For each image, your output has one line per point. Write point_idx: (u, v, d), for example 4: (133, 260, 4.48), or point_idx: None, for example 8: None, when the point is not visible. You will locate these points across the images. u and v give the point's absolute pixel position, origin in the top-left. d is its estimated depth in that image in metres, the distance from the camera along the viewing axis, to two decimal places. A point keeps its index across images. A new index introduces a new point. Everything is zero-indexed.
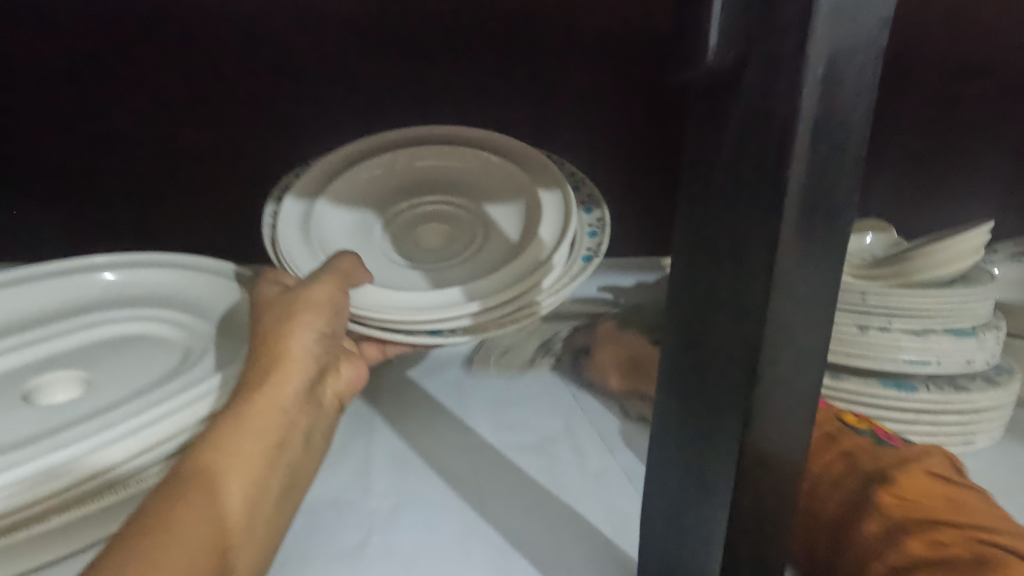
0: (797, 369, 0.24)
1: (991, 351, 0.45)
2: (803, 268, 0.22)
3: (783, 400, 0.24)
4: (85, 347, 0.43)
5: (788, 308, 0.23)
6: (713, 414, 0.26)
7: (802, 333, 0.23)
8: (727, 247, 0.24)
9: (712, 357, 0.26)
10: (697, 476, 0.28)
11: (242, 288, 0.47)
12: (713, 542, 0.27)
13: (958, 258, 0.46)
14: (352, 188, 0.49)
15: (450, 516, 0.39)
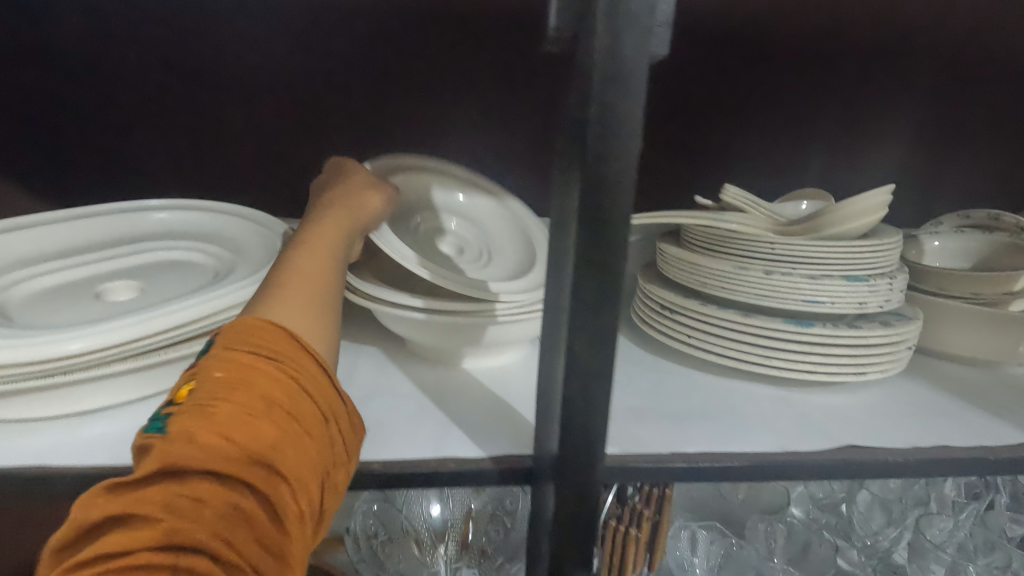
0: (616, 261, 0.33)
1: (880, 295, 0.56)
2: (607, 184, 0.31)
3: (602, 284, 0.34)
4: (139, 266, 0.57)
5: (599, 214, 0.32)
6: (563, 301, 0.36)
7: (612, 234, 0.33)
8: (569, 176, 0.33)
9: (563, 261, 0.35)
10: (556, 352, 0.38)
11: (259, 231, 0.61)
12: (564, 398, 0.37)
13: (855, 214, 0.57)
14: (413, 185, 0.64)
15: (411, 401, 0.51)
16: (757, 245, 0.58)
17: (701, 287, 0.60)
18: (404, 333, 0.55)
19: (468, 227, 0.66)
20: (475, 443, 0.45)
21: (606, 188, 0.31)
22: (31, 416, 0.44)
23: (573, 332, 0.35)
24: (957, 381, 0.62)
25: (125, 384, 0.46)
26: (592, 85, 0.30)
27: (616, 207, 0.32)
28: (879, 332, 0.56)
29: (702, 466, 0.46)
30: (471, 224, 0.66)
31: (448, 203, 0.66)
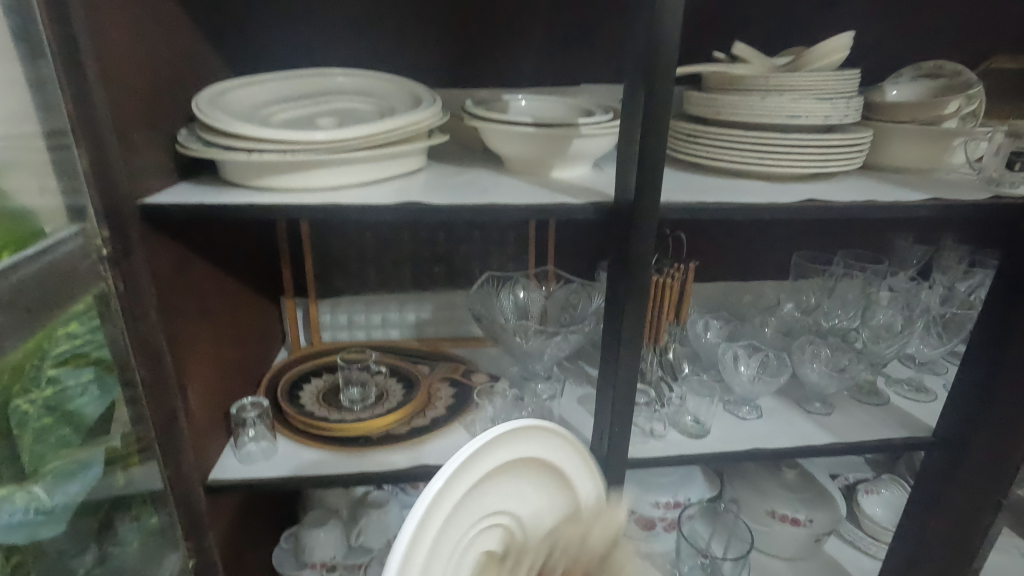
0: (667, 61, 0.61)
1: (841, 111, 0.81)
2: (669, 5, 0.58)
3: (662, 75, 0.61)
4: (329, 108, 0.82)
5: (665, 25, 0.59)
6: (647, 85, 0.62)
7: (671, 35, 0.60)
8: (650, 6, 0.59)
9: (646, 58, 0.61)
10: (636, 122, 0.64)
11: (404, 84, 0.85)
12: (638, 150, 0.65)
13: (828, 53, 0.82)
14: (499, 108, 0.90)
15: (525, 190, 0.79)
16: (758, 80, 0.83)
17: (717, 112, 0.85)
18: (514, 147, 0.83)
19: (541, 105, 0.91)
20: (576, 198, 0.73)
21: (668, 15, 0.59)
22: (296, 186, 0.74)
23: (646, 107, 0.63)
24: (893, 178, 0.89)
25: (345, 171, 0.75)
26: None
27: (668, 31, 0.60)
28: (836, 137, 0.82)
29: (716, 209, 0.75)
30: (544, 106, 0.91)
31: (528, 112, 0.91)
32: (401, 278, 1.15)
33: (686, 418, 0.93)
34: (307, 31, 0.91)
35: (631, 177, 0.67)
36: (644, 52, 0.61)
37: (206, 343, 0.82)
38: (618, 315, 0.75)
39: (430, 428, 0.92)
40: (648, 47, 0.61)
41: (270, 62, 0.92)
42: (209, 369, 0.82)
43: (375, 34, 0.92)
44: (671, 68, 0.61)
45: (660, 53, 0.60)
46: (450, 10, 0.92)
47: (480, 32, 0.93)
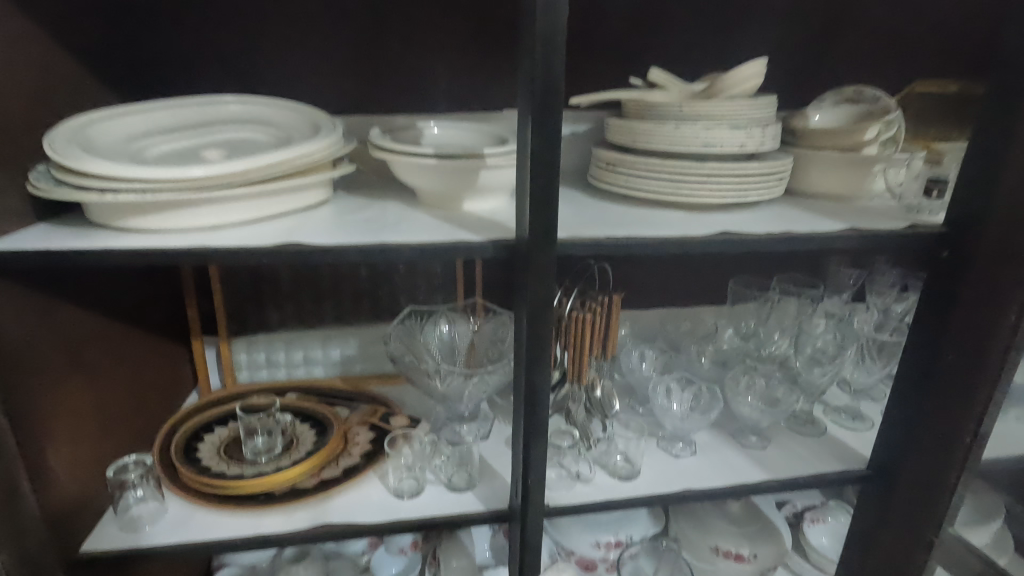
0: (554, 93, 0.59)
1: (756, 138, 0.79)
2: (550, 33, 0.57)
3: (550, 107, 0.59)
4: (219, 138, 0.77)
5: (549, 55, 0.57)
6: (537, 117, 0.59)
7: (555, 67, 0.58)
8: (534, 34, 0.57)
9: (534, 89, 0.59)
10: (530, 153, 0.61)
11: (303, 112, 0.80)
12: (533, 182, 0.62)
13: (741, 79, 0.80)
14: (409, 136, 0.86)
15: (429, 225, 0.74)
16: (672, 108, 0.80)
17: (634, 140, 0.83)
18: (421, 179, 0.78)
19: (454, 134, 0.87)
20: (478, 234, 0.69)
21: (554, 44, 0.57)
22: (171, 226, 0.67)
23: (537, 139, 0.60)
24: (816, 205, 0.87)
25: (229, 209, 0.69)
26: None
27: (552, 62, 0.58)
28: (753, 165, 0.79)
29: (625, 242, 0.71)
30: (458, 135, 0.87)
31: (440, 141, 0.87)
32: (322, 313, 1.08)
33: (616, 460, 0.88)
34: (203, 57, 0.86)
35: (529, 212, 0.63)
36: (532, 82, 0.59)
37: (77, 398, 0.74)
38: (528, 356, 0.70)
39: (339, 479, 0.84)
40: (534, 77, 0.58)
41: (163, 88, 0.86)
42: (81, 427, 0.74)
43: (278, 60, 0.87)
44: (558, 99, 0.59)
45: (548, 85, 0.58)
46: (359, 35, 0.88)
47: (391, 58, 0.90)
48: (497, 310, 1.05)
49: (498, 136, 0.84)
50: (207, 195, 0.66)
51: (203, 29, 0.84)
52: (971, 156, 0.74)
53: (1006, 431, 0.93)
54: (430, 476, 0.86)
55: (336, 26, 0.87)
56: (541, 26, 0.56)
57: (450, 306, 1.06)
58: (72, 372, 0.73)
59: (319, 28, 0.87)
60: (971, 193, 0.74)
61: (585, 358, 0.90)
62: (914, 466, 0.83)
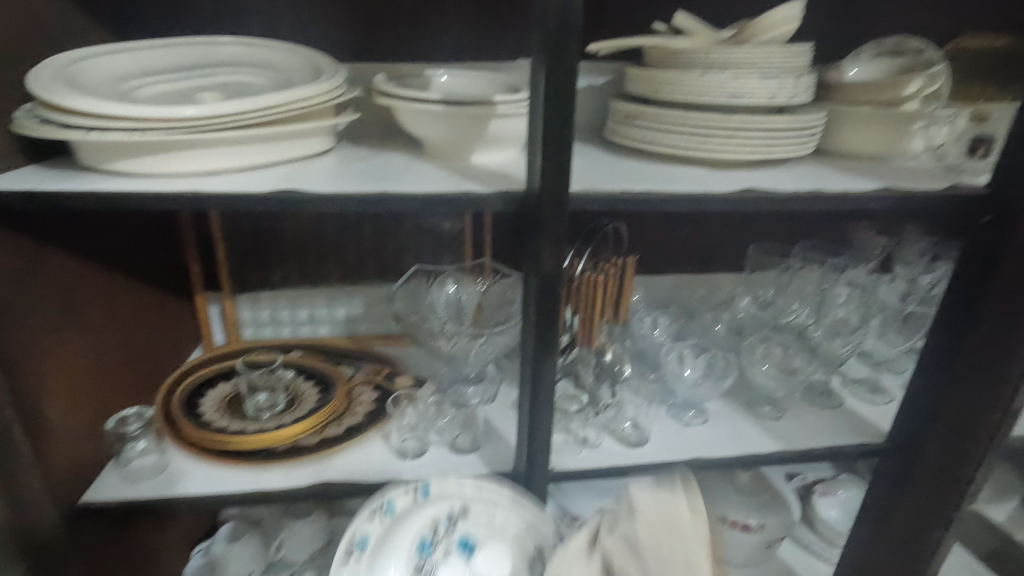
0: (571, 28, 0.54)
1: (788, 89, 0.73)
2: None
3: (566, 44, 0.54)
4: (215, 82, 0.73)
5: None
6: (550, 58, 0.55)
7: (572, 1, 0.53)
8: None
9: (548, 26, 0.54)
10: (542, 97, 0.57)
11: (303, 55, 0.75)
12: (546, 129, 0.57)
13: (775, 24, 0.73)
14: (416, 83, 0.81)
15: (435, 176, 0.70)
16: (698, 55, 0.74)
17: (655, 91, 0.77)
18: (428, 128, 0.74)
19: (464, 81, 0.82)
20: (486, 186, 0.65)
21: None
22: (164, 172, 0.64)
23: (550, 80, 0.55)
24: (848, 165, 0.81)
25: (224, 154, 0.66)
26: None
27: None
28: (783, 119, 0.74)
29: (642, 198, 0.67)
30: (468, 83, 0.82)
31: (449, 89, 0.82)
32: (327, 270, 1.05)
33: (625, 426, 0.86)
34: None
35: (541, 163, 0.59)
36: (547, 16, 0.54)
37: (69, 352, 0.72)
38: (536, 317, 0.67)
39: (342, 438, 0.83)
40: (549, 10, 0.53)
41: (159, 27, 0.82)
42: (73, 381, 0.72)
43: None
44: (575, 35, 0.54)
45: (564, 19, 0.53)
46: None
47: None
48: (505, 270, 1.02)
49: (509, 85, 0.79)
50: (201, 139, 0.63)
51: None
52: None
53: None
54: (434, 437, 0.85)
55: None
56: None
57: (458, 266, 1.03)
58: (62, 325, 0.71)
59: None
60: (1022, 152, 0.68)
61: (596, 321, 0.87)
62: (936, 440, 0.80)
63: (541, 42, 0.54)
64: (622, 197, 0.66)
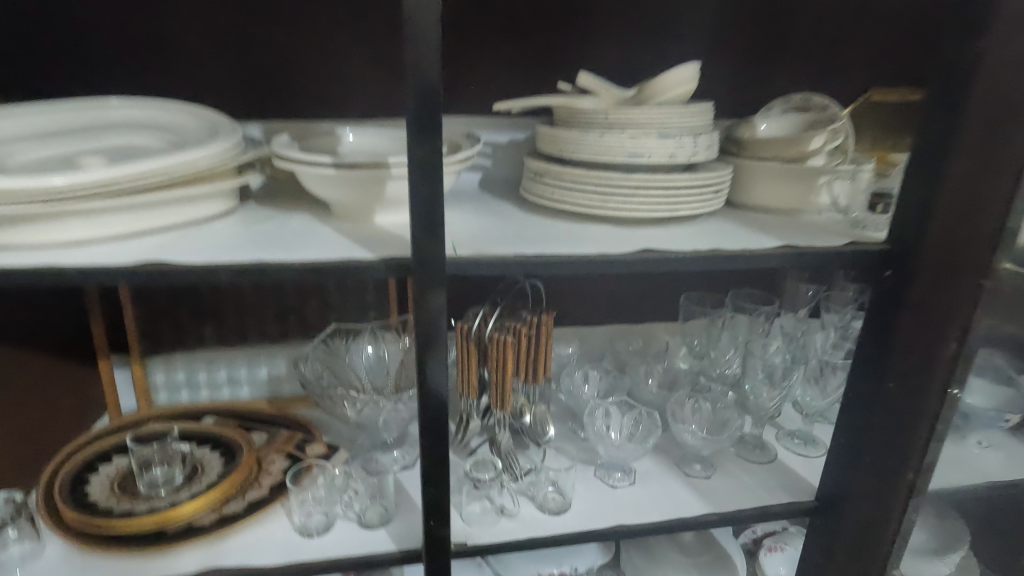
0: (437, 95, 0.53)
1: (688, 148, 0.73)
2: (427, 41, 0.51)
3: (432, 114, 0.53)
4: (107, 146, 0.71)
5: (426, 62, 0.52)
6: (417, 131, 0.53)
7: (432, 76, 0.52)
8: (410, 42, 0.51)
9: (412, 100, 0.53)
10: (416, 171, 0.55)
11: (200, 115, 0.73)
12: (420, 200, 0.56)
13: (674, 84, 0.74)
14: (323, 143, 0.80)
15: (330, 239, 0.68)
16: (599, 114, 0.74)
17: (560, 151, 0.77)
18: (325, 190, 0.72)
19: (372, 141, 0.81)
20: (372, 251, 0.62)
21: (432, 38, 0.51)
22: (31, 241, 0.61)
23: (419, 152, 0.54)
24: (758, 220, 0.81)
25: (99, 222, 0.62)
26: None
27: (433, 62, 0.52)
28: (684, 177, 0.74)
29: (536, 260, 0.65)
30: (375, 143, 0.81)
31: (356, 149, 0.81)
32: (245, 330, 1.01)
33: (546, 492, 0.82)
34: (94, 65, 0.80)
35: (418, 228, 0.57)
36: (410, 89, 0.53)
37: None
38: (428, 386, 0.64)
39: (240, 515, 0.77)
40: (411, 77, 0.52)
41: (60, 91, 0.80)
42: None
43: (185, 60, 0.82)
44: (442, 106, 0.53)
45: (428, 91, 0.53)
46: (273, 36, 0.83)
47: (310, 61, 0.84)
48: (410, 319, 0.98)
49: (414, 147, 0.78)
50: (70, 207, 0.60)
51: (100, 28, 0.79)
52: (912, 169, 0.68)
53: (963, 459, 0.87)
54: (342, 510, 0.80)
55: (245, 26, 0.81)
56: (414, 20, 0.50)
57: (379, 324, 0.99)
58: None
59: (227, 28, 0.81)
60: (913, 209, 0.68)
61: (507, 386, 0.82)
62: (861, 498, 0.78)
63: (407, 109, 0.53)
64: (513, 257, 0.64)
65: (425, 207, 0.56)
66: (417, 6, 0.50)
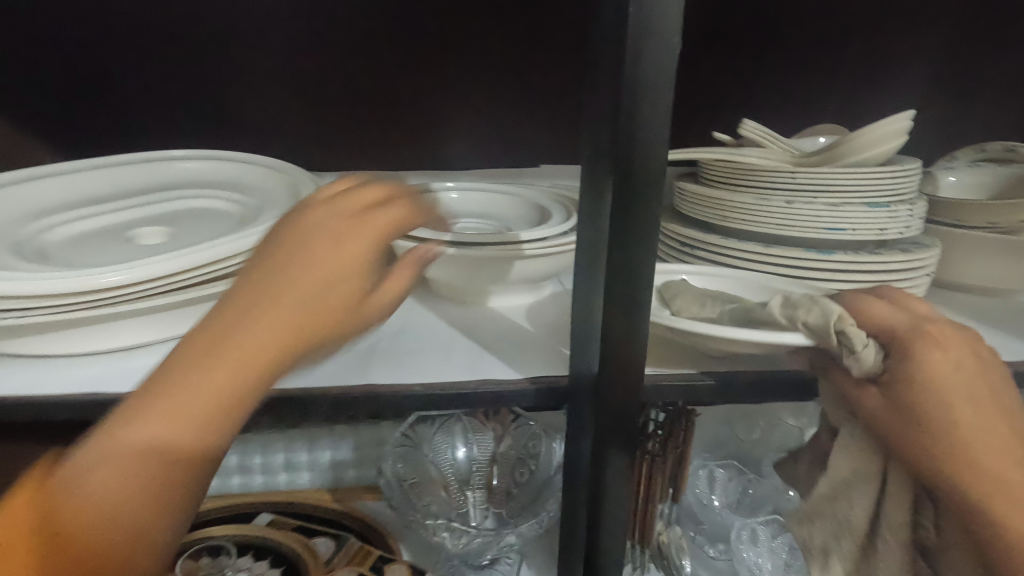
0: (650, 177, 0.35)
1: (901, 220, 0.57)
2: (654, 113, 0.33)
3: (641, 212, 0.36)
4: (170, 211, 0.58)
5: (643, 146, 0.34)
6: (618, 236, 0.36)
7: (650, 165, 0.35)
8: (620, 115, 0.33)
9: (611, 197, 0.36)
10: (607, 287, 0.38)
11: (280, 172, 0.60)
12: (605, 324, 0.39)
13: (883, 139, 0.57)
14: None
15: (444, 334, 0.52)
16: (778, 175, 0.58)
17: (723, 220, 0.61)
18: (435, 269, 0.57)
19: (482, 202, 0.67)
20: (515, 368, 0.46)
21: (651, 94, 0.33)
22: (82, 347, 0.48)
23: (612, 265, 0.37)
24: (968, 305, 0.64)
25: (161, 320, 0.48)
26: (637, 26, 0.31)
27: (655, 145, 0.34)
28: (898, 256, 0.57)
29: (732, 384, 0.48)
30: (486, 206, 0.66)
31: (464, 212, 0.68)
32: None
33: None
34: (181, 107, 0.77)
35: (595, 354, 0.40)
36: (609, 178, 0.36)
37: (172, 455, 0.36)
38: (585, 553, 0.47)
39: None
40: (614, 162, 0.35)
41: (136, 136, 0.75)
42: (156, 496, 0.36)
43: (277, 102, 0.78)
44: (657, 201, 0.36)
45: (641, 185, 0.35)
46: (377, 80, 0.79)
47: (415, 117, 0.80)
48: (525, 420, 0.78)
49: (540, 213, 0.62)
50: (128, 307, 0.46)
51: (186, 71, 0.75)
52: None
53: None
54: None
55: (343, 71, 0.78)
56: (635, 80, 0.32)
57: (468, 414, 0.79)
58: (155, 440, 0.35)
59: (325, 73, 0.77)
60: None
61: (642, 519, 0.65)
62: None
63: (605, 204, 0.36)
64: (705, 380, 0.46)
65: (611, 333, 0.39)
66: (645, 57, 0.32)
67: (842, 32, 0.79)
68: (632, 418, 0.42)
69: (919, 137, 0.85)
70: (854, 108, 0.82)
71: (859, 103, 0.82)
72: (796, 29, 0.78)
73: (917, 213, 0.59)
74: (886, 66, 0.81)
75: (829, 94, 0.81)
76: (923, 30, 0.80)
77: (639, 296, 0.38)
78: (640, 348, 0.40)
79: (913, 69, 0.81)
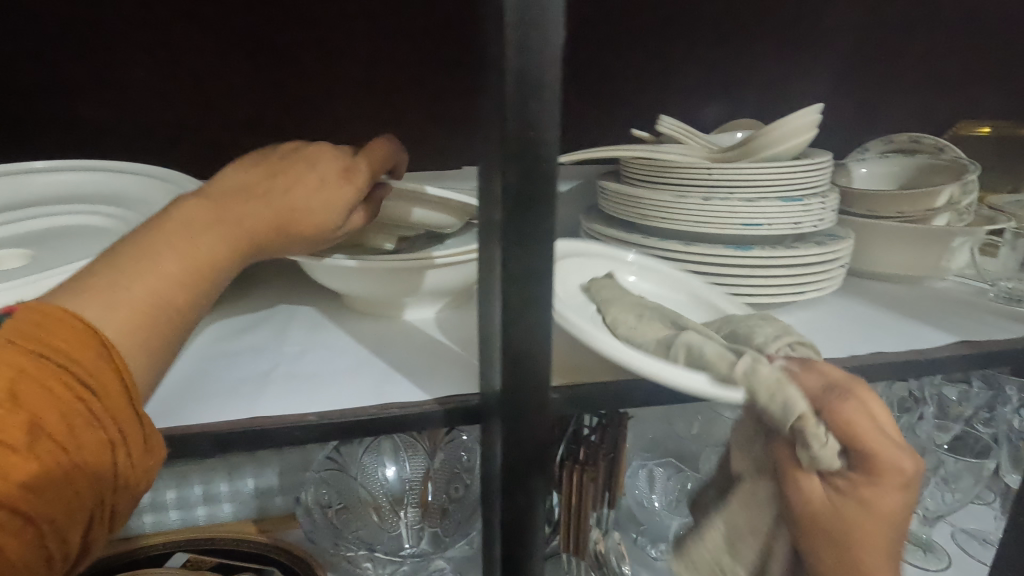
0: (543, 181, 0.32)
1: (814, 213, 0.57)
2: (540, 111, 0.31)
3: (536, 216, 0.33)
4: (32, 231, 0.52)
5: (531, 146, 0.32)
6: (514, 243, 0.34)
7: (541, 166, 0.32)
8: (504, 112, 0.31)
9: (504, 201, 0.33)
10: (506, 298, 0.35)
11: (165, 184, 0.55)
12: (508, 338, 0.36)
13: (791, 134, 0.57)
14: None
15: (349, 354, 0.48)
16: (695, 171, 0.57)
17: (642, 219, 0.59)
18: (341, 283, 0.53)
19: None
20: (422, 388, 0.43)
21: (536, 92, 0.30)
22: None
23: (510, 274, 0.34)
24: (881, 294, 0.65)
25: None
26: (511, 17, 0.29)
27: (545, 144, 0.32)
28: (812, 249, 0.57)
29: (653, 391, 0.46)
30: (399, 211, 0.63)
31: None
32: None
33: None
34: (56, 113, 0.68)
35: (500, 370, 0.37)
36: (500, 181, 0.33)
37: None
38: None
39: None
40: (503, 163, 0.32)
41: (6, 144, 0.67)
42: (66, 494, 0.30)
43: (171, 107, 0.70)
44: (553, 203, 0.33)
45: (533, 187, 0.32)
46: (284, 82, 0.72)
47: (315, 117, 0.74)
48: (457, 433, 0.73)
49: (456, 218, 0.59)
50: None
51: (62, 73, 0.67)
52: None
53: None
54: None
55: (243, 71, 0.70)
56: (516, 75, 0.30)
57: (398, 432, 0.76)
58: (69, 421, 0.30)
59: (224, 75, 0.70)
60: None
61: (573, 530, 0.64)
62: None
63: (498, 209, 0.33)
64: (627, 388, 0.44)
65: (514, 348, 0.36)
66: (525, 50, 0.29)
67: (757, 29, 0.80)
68: (544, 437, 0.39)
69: (835, 131, 0.87)
70: (772, 103, 0.84)
71: (776, 99, 0.83)
72: (713, 27, 0.78)
73: (828, 205, 0.60)
74: (799, 63, 0.82)
75: (748, 90, 0.82)
76: (833, 26, 0.82)
77: (541, 305, 0.35)
78: (547, 361, 0.37)
79: (824, 65, 0.83)
